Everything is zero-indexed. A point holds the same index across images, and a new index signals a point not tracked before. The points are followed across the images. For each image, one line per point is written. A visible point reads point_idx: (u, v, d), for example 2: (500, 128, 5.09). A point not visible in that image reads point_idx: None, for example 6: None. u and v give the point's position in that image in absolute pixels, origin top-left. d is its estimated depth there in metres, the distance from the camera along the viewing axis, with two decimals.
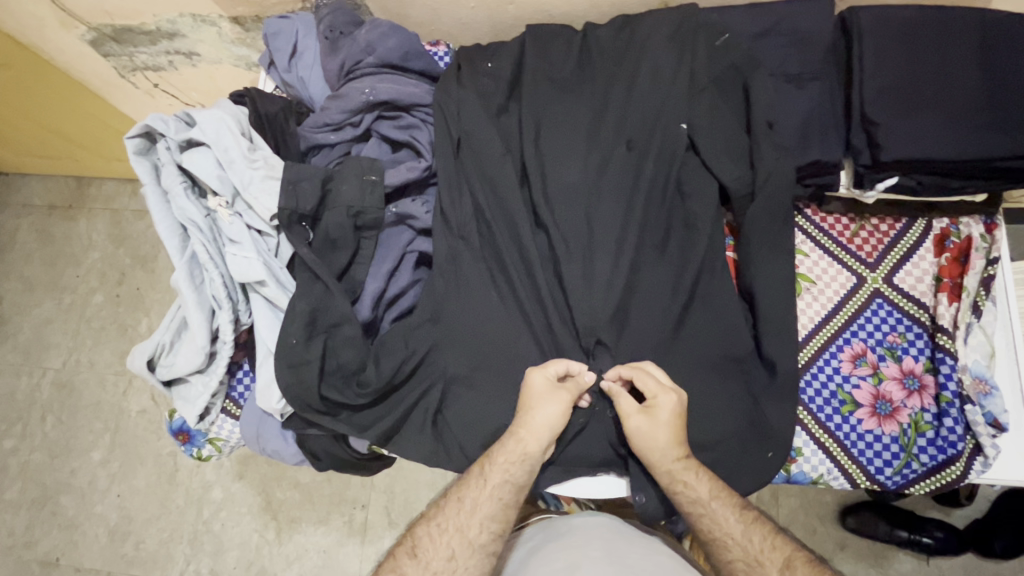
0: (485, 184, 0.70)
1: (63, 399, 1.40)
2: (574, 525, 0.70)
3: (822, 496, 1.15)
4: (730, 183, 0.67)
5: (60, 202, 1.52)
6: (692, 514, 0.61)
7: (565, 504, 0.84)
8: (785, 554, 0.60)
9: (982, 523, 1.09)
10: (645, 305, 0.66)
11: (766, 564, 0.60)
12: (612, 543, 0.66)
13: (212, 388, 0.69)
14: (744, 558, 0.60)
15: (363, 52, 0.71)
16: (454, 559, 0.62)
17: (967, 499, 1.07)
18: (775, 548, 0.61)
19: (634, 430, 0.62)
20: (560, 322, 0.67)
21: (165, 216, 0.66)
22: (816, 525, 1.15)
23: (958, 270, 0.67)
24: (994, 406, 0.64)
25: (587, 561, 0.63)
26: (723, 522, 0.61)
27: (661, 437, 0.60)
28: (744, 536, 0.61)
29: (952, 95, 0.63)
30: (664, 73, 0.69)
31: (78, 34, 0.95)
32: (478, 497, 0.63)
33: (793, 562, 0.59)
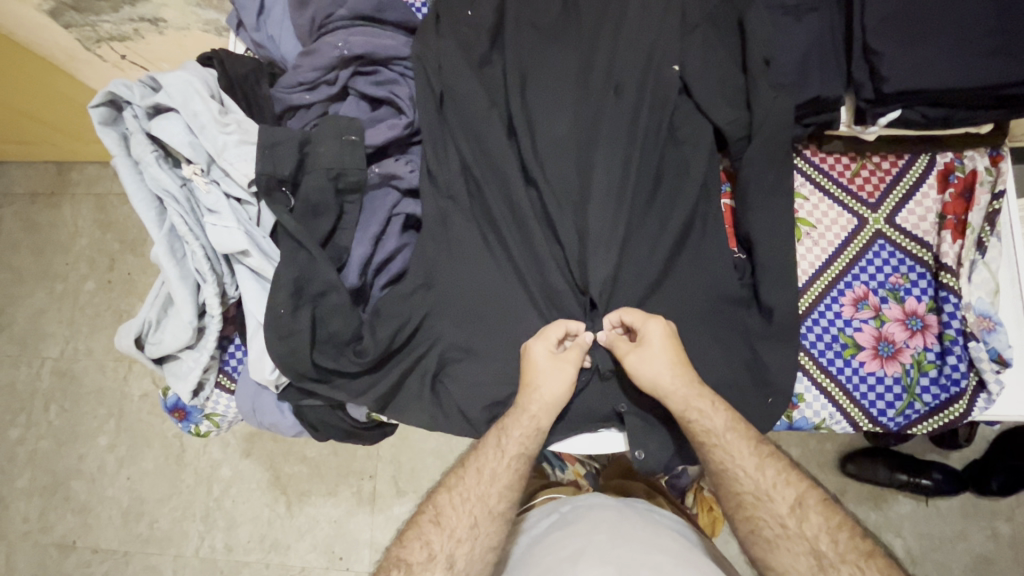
0: (472, 140, 0.67)
1: (64, 387, 1.40)
2: (584, 512, 0.69)
3: (825, 445, 1.17)
4: (725, 127, 0.64)
5: (41, 189, 1.48)
6: (705, 444, 0.60)
7: (569, 465, 0.87)
8: (797, 491, 0.60)
9: (980, 463, 1.11)
10: (640, 256, 0.65)
11: (777, 498, 0.59)
12: (617, 526, 0.66)
13: (203, 363, 0.67)
14: (755, 491, 0.60)
15: (334, 5, 0.67)
16: (476, 526, 0.60)
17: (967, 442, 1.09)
18: (789, 484, 0.60)
19: (636, 366, 0.61)
20: (554, 279, 0.65)
21: (139, 187, 0.63)
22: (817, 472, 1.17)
23: (962, 206, 0.65)
24: (999, 342, 0.62)
25: (592, 546, 0.62)
26: (734, 454, 0.60)
27: (661, 360, 0.60)
28: (756, 471, 0.60)
29: (960, 18, 0.59)
30: (654, 13, 0.65)
31: (35, 4, 0.90)
32: (494, 465, 0.62)
33: (805, 498, 0.59)
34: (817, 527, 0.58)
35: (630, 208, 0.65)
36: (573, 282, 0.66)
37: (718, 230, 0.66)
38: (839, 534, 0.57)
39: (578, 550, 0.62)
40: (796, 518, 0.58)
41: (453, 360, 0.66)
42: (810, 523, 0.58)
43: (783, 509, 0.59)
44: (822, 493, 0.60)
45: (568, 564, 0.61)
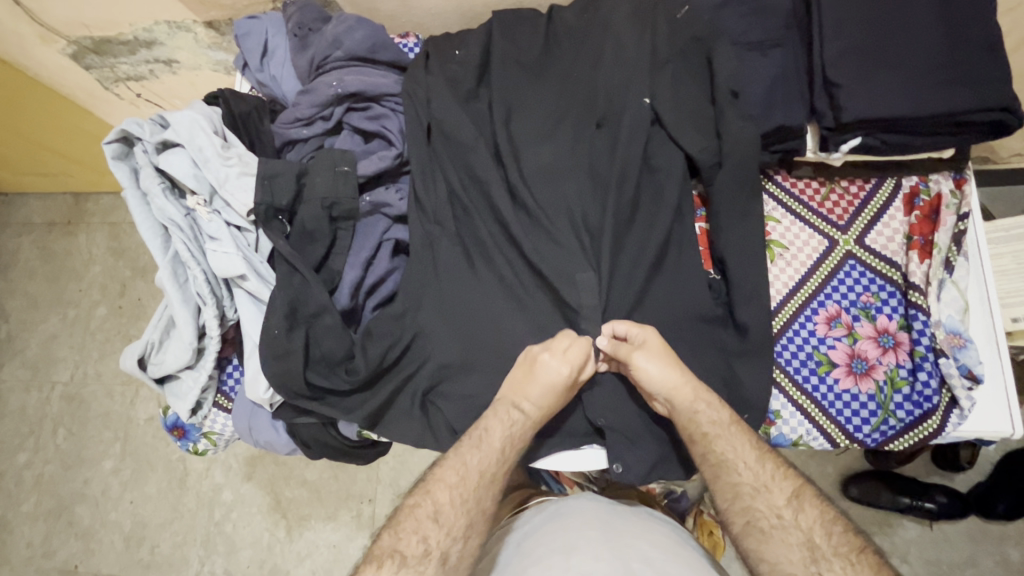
0: (461, 168, 0.71)
1: (73, 411, 1.44)
2: (574, 507, 0.71)
3: (824, 468, 1.17)
4: (697, 155, 0.67)
5: (59, 218, 1.55)
6: (709, 436, 0.62)
7: (568, 488, 0.90)
8: (794, 485, 0.61)
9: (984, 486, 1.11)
10: (622, 273, 0.68)
11: (776, 490, 0.60)
12: (608, 523, 0.68)
13: (202, 383, 0.70)
14: (753, 482, 0.61)
15: (331, 47, 0.72)
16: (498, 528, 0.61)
17: (969, 464, 1.09)
18: (786, 477, 0.62)
19: (644, 365, 0.62)
20: (543, 297, 0.69)
21: (146, 218, 0.67)
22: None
23: (929, 227, 0.68)
24: (969, 358, 0.64)
25: (583, 543, 0.63)
26: (736, 446, 0.62)
27: (665, 357, 0.63)
28: (755, 463, 0.62)
29: (913, 52, 0.63)
30: (628, 50, 0.69)
31: (59, 48, 0.98)
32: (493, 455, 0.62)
33: (801, 493, 0.60)
34: (813, 520, 0.58)
35: (612, 231, 0.67)
36: (556, 299, 0.69)
37: (694, 252, 0.69)
38: (834, 527, 0.57)
39: (570, 546, 0.63)
40: (791, 511, 0.59)
41: (442, 379, 0.69)
42: (804, 515, 0.58)
43: (780, 503, 0.60)
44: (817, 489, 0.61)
45: (559, 560, 0.61)
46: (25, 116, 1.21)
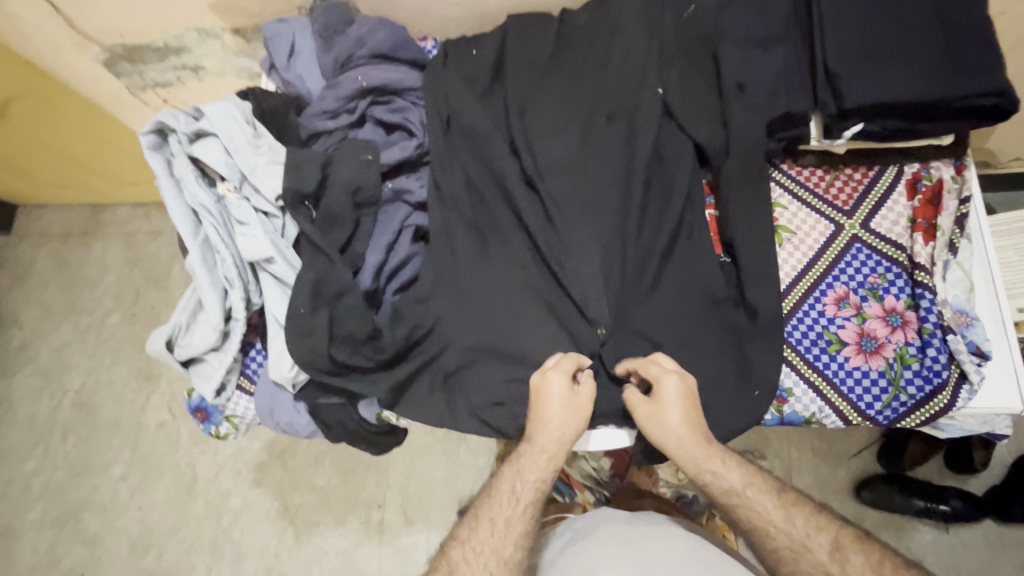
0: (478, 160, 0.74)
1: (83, 419, 1.45)
2: (594, 523, 0.77)
3: (838, 472, 1.20)
4: (705, 143, 0.70)
5: (75, 228, 1.61)
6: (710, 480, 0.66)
7: (579, 492, 1.03)
8: (827, 535, 0.64)
9: (1000, 489, 1.13)
10: (628, 264, 0.69)
11: (811, 546, 0.63)
12: (628, 534, 0.73)
13: (227, 364, 0.72)
14: (786, 541, 0.63)
15: (354, 45, 0.76)
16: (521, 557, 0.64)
17: (984, 466, 1.10)
18: (816, 528, 0.64)
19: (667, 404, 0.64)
20: (545, 286, 0.71)
21: (177, 203, 0.70)
22: (831, 499, 1.19)
23: (931, 212, 0.71)
24: (977, 335, 0.66)
25: (607, 557, 0.69)
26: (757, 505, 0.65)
27: (681, 405, 0.64)
28: (780, 517, 0.65)
29: (909, 43, 0.66)
30: (637, 46, 0.73)
31: (92, 55, 1.03)
32: (524, 489, 0.67)
33: (836, 541, 0.63)
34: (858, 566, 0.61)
35: (624, 221, 0.70)
36: (560, 289, 0.71)
37: (704, 237, 0.72)
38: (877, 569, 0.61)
39: (595, 562, 0.69)
40: (813, 528, 0.64)
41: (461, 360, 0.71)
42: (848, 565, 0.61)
43: (798, 521, 0.65)
44: (847, 533, 0.64)
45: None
46: (57, 126, 1.29)
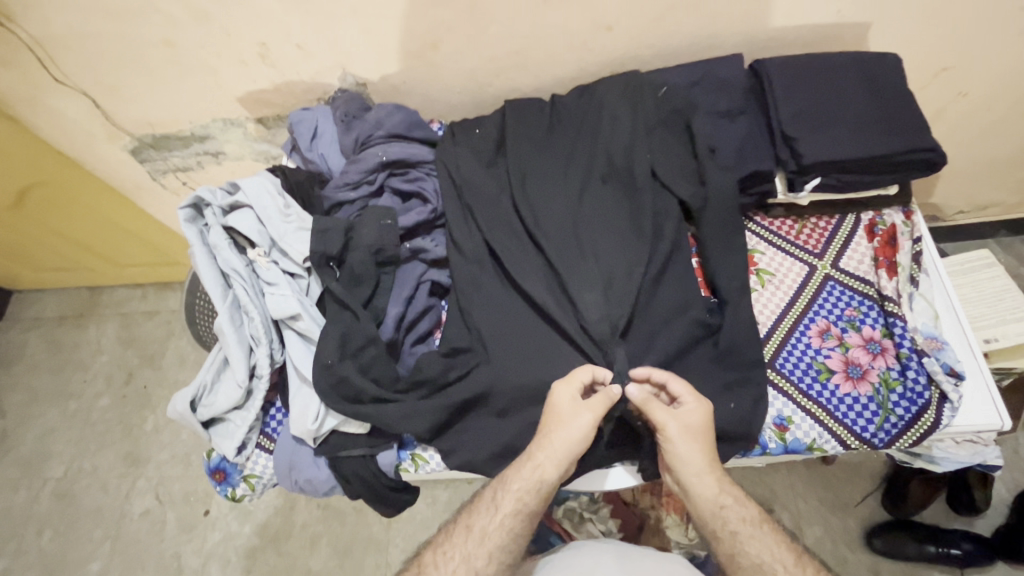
0: (486, 218, 0.82)
1: (63, 509, 1.53)
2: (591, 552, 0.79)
3: (848, 523, 1.21)
4: (688, 199, 0.79)
5: (71, 312, 1.79)
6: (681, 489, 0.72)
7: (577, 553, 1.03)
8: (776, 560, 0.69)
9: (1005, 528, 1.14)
10: (628, 295, 0.75)
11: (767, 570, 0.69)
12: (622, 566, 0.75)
13: (250, 422, 0.74)
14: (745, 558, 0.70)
15: (374, 127, 0.86)
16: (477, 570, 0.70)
17: (985, 504, 1.12)
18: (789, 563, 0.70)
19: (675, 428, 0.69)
20: (556, 309, 0.76)
21: (210, 268, 0.75)
22: (845, 553, 1.18)
23: (891, 250, 0.80)
24: (949, 357, 0.73)
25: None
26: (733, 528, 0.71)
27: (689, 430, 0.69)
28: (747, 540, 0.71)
29: (848, 112, 0.79)
30: (623, 119, 0.84)
31: (122, 143, 1.13)
32: (505, 500, 0.71)
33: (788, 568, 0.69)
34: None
35: (620, 259, 0.77)
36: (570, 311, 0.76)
37: (694, 280, 0.79)
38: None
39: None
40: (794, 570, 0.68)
41: (477, 402, 0.75)
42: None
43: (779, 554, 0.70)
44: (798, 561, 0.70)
45: None
46: (75, 218, 1.43)
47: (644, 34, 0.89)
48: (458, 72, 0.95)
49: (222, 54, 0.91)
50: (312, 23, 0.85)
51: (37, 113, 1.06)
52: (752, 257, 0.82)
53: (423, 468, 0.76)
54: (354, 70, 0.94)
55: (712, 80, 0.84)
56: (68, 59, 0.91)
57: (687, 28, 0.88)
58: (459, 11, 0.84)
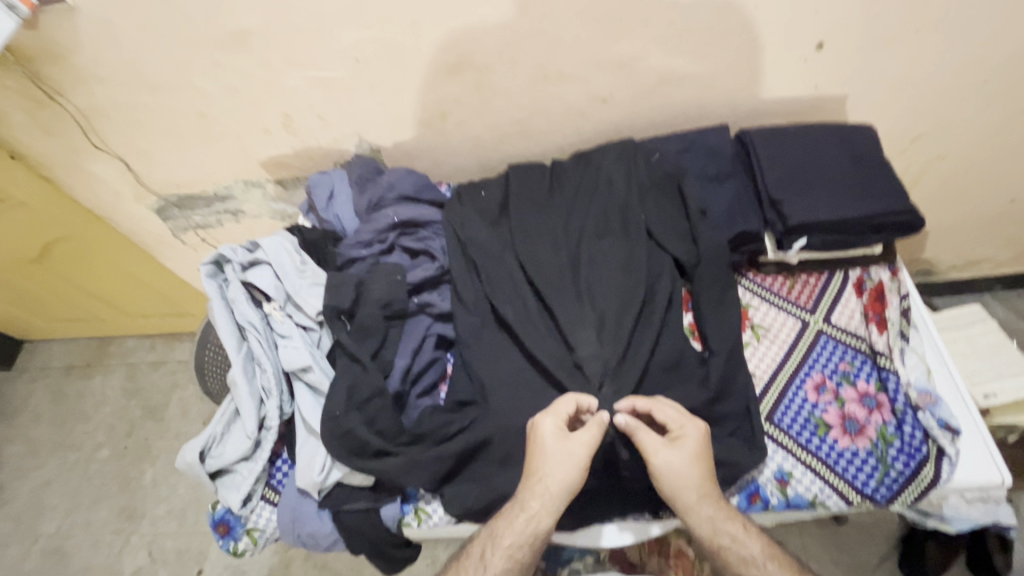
0: (491, 272, 0.85)
1: (52, 566, 1.50)
2: None
3: None
4: (681, 256, 0.84)
5: (78, 362, 1.82)
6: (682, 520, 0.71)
7: None
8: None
9: None
10: (618, 334, 0.78)
11: None
12: None
13: (256, 473, 0.76)
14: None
15: (386, 190, 0.92)
16: None
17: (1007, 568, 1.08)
18: None
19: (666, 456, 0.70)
20: (551, 348, 0.79)
21: (227, 321, 0.79)
22: None
23: (880, 306, 0.83)
24: (943, 412, 0.75)
25: None
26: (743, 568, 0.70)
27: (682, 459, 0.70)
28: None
29: (829, 178, 0.84)
30: (619, 181, 0.89)
31: (147, 203, 1.20)
32: (495, 556, 0.71)
33: None
34: None
35: (612, 304, 0.80)
36: (564, 347, 0.80)
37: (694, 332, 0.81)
38: None
39: None
40: None
41: (479, 453, 0.76)
42: None
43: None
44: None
45: None
46: (94, 272, 1.49)
47: (637, 106, 0.97)
48: (465, 139, 1.02)
49: (249, 123, 0.99)
50: (333, 97, 0.94)
51: (71, 175, 1.13)
52: (746, 312, 0.85)
53: (427, 522, 0.77)
54: (369, 137, 1.02)
55: (702, 146, 0.90)
56: (107, 127, 0.99)
57: (676, 101, 0.96)
58: (467, 86, 0.92)
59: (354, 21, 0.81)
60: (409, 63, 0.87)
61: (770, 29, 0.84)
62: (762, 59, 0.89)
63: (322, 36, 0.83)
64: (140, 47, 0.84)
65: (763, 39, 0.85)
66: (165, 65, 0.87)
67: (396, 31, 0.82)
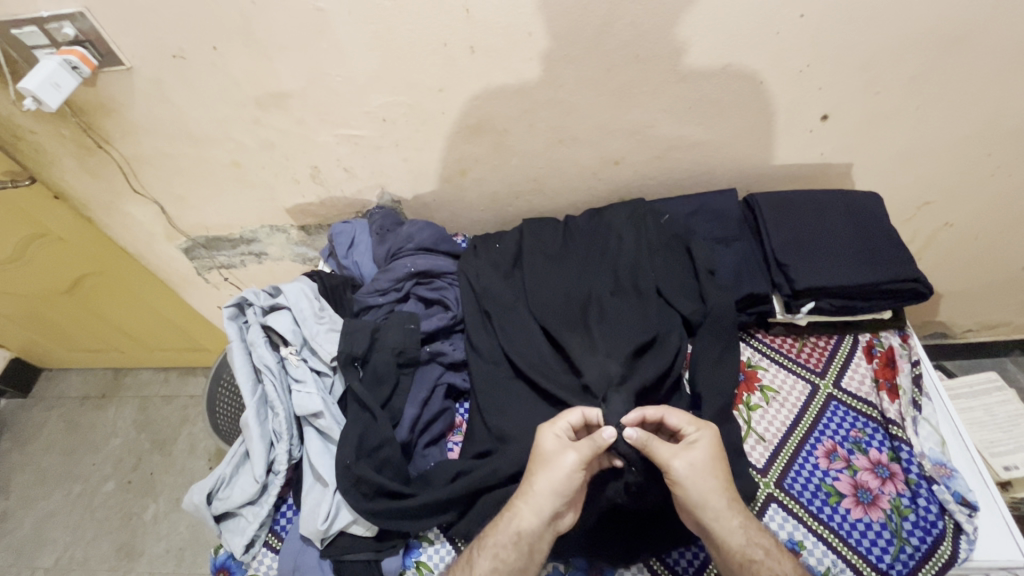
0: (504, 320, 0.87)
1: None
2: None
3: None
4: (690, 314, 0.84)
5: (93, 393, 1.85)
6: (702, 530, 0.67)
7: None
8: None
9: None
10: (628, 374, 0.79)
11: None
12: None
13: (261, 518, 0.76)
14: None
15: (405, 240, 0.96)
16: None
17: None
18: None
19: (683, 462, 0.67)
20: (564, 387, 0.80)
21: (245, 363, 0.82)
22: None
23: (891, 372, 0.83)
24: (959, 485, 0.73)
25: None
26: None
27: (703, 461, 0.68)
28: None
29: (835, 244, 0.86)
30: (628, 239, 0.91)
31: (177, 243, 1.26)
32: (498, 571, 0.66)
33: None
34: None
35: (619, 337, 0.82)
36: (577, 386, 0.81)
37: (709, 387, 0.80)
38: None
39: None
40: None
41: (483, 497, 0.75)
42: None
43: None
44: None
45: None
46: (119, 306, 1.54)
47: (649, 168, 1.01)
48: (483, 194, 1.07)
49: (279, 173, 1.05)
50: (360, 152, 0.99)
51: (108, 215, 1.19)
52: (755, 373, 0.85)
53: None
54: (392, 190, 1.07)
55: (709, 210, 0.94)
56: (148, 174, 1.06)
57: (686, 165, 1.00)
58: (487, 146, 0.97)
59: (385, 87, 0.87)
60: (433, 124, 0.93)
61: (776, 103, 0.89)
62: (768, 129, 0.93)
63: (354, 100, 0.89)
64: (188, 104, 0.91)
65: (770, 111, 0.90)
66: (207, 120, 0.94)
67: (423, 97, 0.89)
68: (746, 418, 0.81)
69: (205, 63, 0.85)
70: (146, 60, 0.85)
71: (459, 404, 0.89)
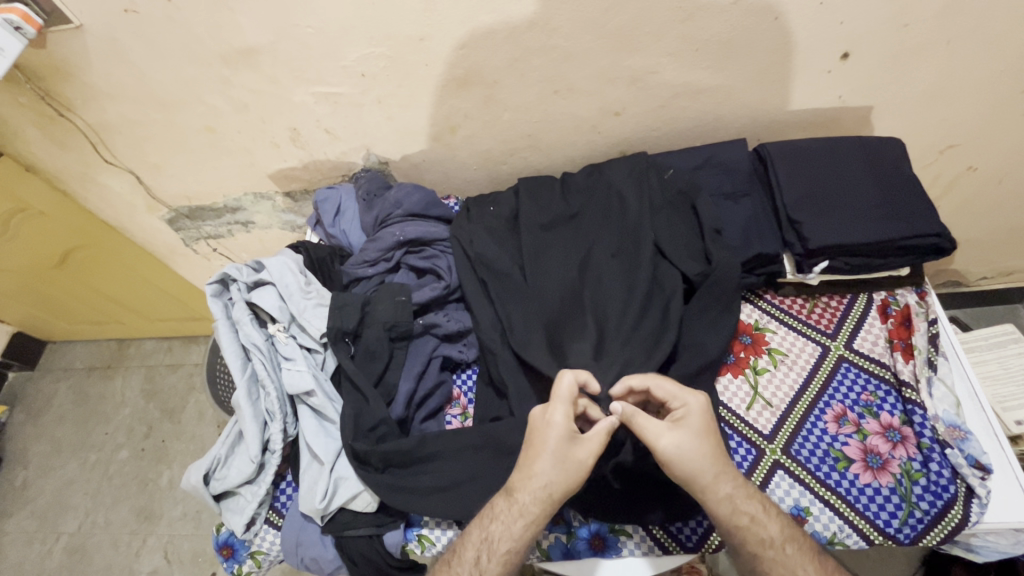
0: (496, 284, 0.83)
1: (73, 564, 1.54)
2: None
3: None
4: (691, 275, 0.80)
5: (98, 364, 1.85)
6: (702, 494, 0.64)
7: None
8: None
9: None
10: (626, 327, 0.75)
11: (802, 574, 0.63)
12: None
13: (259, 497, 0.76)
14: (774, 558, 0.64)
15: (392, 207, 0.90)
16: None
17: None
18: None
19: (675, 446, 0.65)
20: (558, 344, 0.77)
21: (231, 341, 0.79)
22: None
23: (906, 332, 0.79)
24: (973, 448, 0.71)
25: None
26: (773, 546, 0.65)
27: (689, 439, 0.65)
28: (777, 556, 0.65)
29: (851, 197, 0.80)
30: (627, 197, 0.85)
31: (160, 214, 1.21)
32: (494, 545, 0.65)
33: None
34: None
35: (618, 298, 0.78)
36: (572, 340, 0.77)
37: (714, 349, 0.77)
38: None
39: None
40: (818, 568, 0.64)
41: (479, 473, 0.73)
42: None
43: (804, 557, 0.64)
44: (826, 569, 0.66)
45: None
46: (111, 279, 1.50)
47: (652, 119, 0.93)
48: (475, 152, 1.00)
49: (257, 138, 0.98)
50: (340, 112, 0.92)
51: (84, 185, 1.14)
52: (763, 336, 0.82)
53: (429, 550, 0.75)
54: (377, 151, 1.01)
55: (717, 163, 0.87)
56: (118, 142, 1.00)
57: (693, 113, 0.92)
58: (476, 101, 0.90)
59: (360, 38, 0.79)
60: (417, 79, 0.86)
61: (792, 42, 0.80)
62: (783, 71, 0.85)
63: (327, 53, 0.82)
64: (149, 65, 0.84)
65: (784, 52, 0.82)
66: (172, 82, 0.87)
67: (402, 47, 0.81)
68: (752, 383, 0.78)
69: (160, 18, 0.77)
70: (97, 17, 0.77)
71: (456, 375, 0.86)
